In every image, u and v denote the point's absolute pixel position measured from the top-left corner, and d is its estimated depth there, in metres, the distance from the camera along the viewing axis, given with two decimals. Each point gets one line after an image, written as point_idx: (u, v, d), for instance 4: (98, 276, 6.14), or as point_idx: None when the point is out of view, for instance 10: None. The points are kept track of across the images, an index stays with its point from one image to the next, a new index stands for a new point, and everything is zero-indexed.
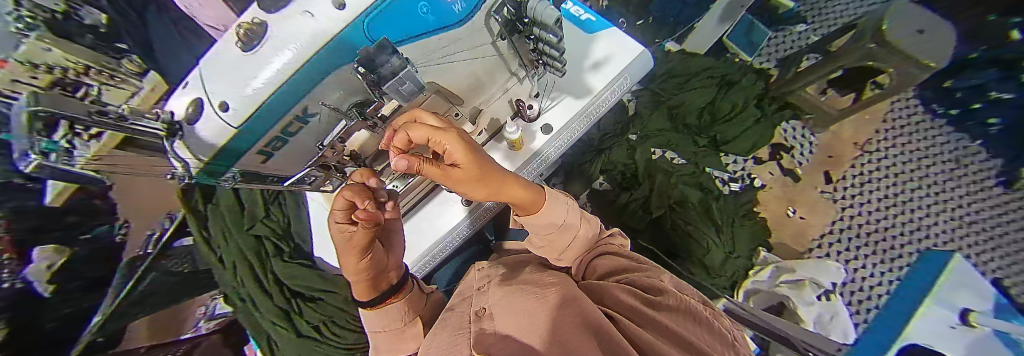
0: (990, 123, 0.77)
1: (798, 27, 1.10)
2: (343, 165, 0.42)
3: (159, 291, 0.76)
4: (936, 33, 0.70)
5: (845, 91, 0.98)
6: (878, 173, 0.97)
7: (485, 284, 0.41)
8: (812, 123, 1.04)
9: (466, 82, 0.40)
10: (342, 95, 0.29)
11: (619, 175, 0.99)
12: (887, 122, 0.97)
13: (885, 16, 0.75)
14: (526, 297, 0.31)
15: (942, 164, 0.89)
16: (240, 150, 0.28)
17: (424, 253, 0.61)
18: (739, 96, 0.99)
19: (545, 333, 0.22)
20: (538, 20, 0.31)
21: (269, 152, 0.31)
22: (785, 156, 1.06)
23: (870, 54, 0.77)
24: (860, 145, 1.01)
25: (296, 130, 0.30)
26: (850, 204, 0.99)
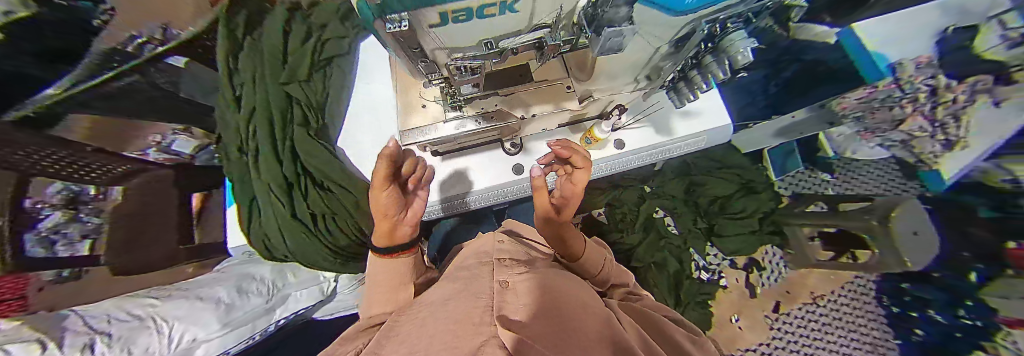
0: (916, 331, 0.85)
1: (822, 174, 1.04)
2: (447, 86, 0.34)
3: (131, 96, 0.52)
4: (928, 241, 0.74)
5: (832, 247, 0.95)
6: (813, 325, 0.99)
7: (502, 261, 0.33)
8: (790, 257, 1.03)
9: (613, 67, 0.37)
10: (552, 4, 0.21)
11: (621, 214, 1.00)
12: (844, 286, 1.01)
13: (897, 206, 0.78)
14: (563, 295, 0.24)
15: (863, 339, 0.94)
16: (437, 1, 0.17)
17: (438, 202, 0.57)
18: (749, 204, 0.98)
19: (587, 344, 0.15)
20: (724, 48, 0.29)
21: (447, 23, 0.21)
22: (755, 272, 1.05)
23: (868, 227, 0.83)
24: (813, 295, 1.02)
25: (490, 18, 0.21)
26: (781, 337, 0.99)
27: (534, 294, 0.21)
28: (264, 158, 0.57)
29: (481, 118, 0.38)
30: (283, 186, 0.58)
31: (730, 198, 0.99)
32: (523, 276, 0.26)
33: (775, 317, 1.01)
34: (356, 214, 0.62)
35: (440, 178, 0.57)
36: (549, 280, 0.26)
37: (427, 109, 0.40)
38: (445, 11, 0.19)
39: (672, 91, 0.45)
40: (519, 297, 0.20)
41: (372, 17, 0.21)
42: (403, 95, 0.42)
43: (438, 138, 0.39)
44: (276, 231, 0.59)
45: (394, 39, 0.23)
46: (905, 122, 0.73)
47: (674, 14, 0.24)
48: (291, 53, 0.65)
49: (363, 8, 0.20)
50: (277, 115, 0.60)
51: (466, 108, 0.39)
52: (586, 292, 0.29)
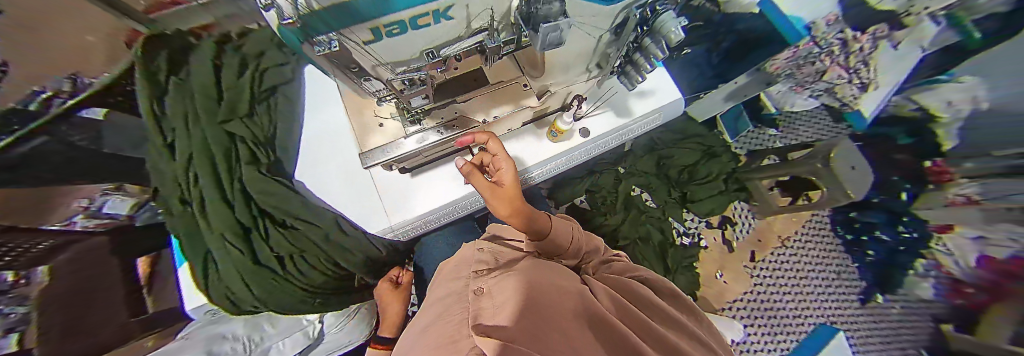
0: (869, 253, 1.01)
1: (769, 130, 1.17)
2: (400, 102, 0.33)
3: (47, 159, 0.43)
4: (862, 173, 0.85)
5: (788, 193, 1.06)
6: (786, 265, 1.08)
7: (483, 269, 0.33)
8: (756, 209, 1.12)
9: (562, 61, 0.38)
10: (487, 6, 0.20)
11: (601, 198, 1.03)
12: (806, 226, 1.11)
13: (835, 148, 0.88)
14: (543, 283, 0.25)
15: (829, 270, 1.06)
16: (363, 17, 0.16)
17: (415, 219, 0.55)
18: (714, 168, 1.05)
19: (556, 328, 0.17)
20: (658, 29, 0.31)
21: (381, 37, 0.19)
22: (729, 228, 1.13)
23: (814, 171, 0.91)
24: (782, 239, 1.11)
25: (426, 27, 0.20)
26: (762, 282, 1.07)
27: (511, 291, 0.22)
28: (211, 207, 0.52)
29: (443, 127, 0.38)
30: (238, 234, 0.53)
31: (695, 165, 1.06)
32: (500, 277, 0.27)
33: (753, 266, 1.09)
34: (327, 249, 0.59)
35: (413, 195, 0.55)
36: (528, 271, 0.28)
37: (385, 126, 0.39)
38: (376, 27, 0.17)
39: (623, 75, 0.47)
40: (495, 297, 0.22)
41: (298, 42, 0.19)
42: (355, 116, 0.39)
43: (403, 156, 0.38)
44: (239, 283, 0.55)
45: (328, 59, 0.22)
46: (827, 72, 0.81)
47: (605, 4, 0.25)
48: (226, 88, 0.60)
49: (284, 31, 0.18)
50: (218, 157, 0.54)
51: (427, 120, 0.38)
52: (565, 274, 0.31)
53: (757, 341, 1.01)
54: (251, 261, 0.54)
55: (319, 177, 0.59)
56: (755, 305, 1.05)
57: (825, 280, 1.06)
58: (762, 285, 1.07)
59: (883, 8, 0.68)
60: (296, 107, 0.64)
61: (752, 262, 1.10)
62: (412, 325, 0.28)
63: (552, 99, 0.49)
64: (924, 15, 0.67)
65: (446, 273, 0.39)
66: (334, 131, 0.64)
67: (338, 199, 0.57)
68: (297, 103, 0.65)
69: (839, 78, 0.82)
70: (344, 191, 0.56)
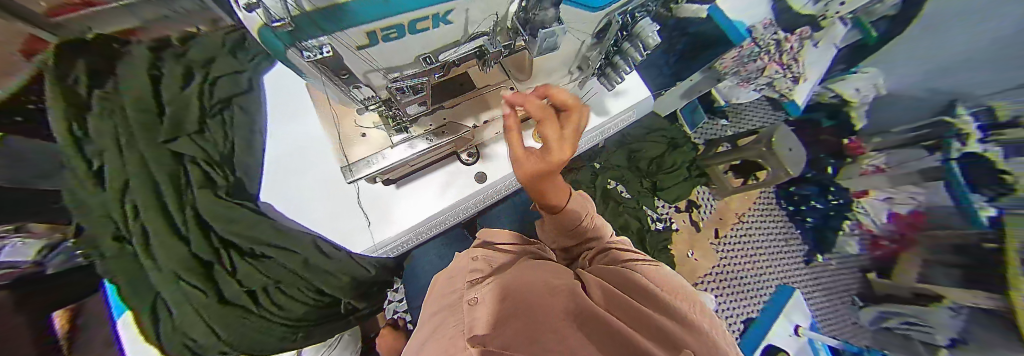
0: (807, 219, 1.18)
1: (720, 121, 1.31)
2: (388, 109, 0.32)
3: None
4: (797, 153, 0.99)
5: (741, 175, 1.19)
6: (743, 238, 1.22)
7: (478, 277, 0.33)
8: (715, 192, 1.24)
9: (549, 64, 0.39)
10: (485, 15, 0.22)
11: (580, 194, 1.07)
12: (757, 202, 1.25)
13: (775, 133, 1.01)
14: (534, 285, 0.26)
15: (778, 238, 1.21)
16: (357, 19, 0.16)
17: (404, 232, 0.52)
18: (678, 157, 1.15)
19: (542, 330, 0.17)
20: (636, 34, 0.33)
21: (378, 43, 0.19)
22: (695, 211, 1.24)
23: (760, 154, 1.03)
24: (739, 216, 1.24)
25: (424, 33, 0.20)
26: (725, 255, 1.19)
27: (500, 302, 0.23)
28: (155, 241, 0.45)
29: (431, 135, 0.37)
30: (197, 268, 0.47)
31: (662, 155, 1.15)
32: (492, 286, 0.27)
33: (717, 243, 1.21)
34: (306, 276, 0.53)
35: (399, 206, 0.52)
36: (514, 280, 0.28)
37: (368, 136, 0.37)
38: (372, 31, 0.17)
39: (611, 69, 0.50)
40: (486, 309, 0.22)
41: (284, 50, 0.18)
42: (335, 127, 0.38)
43: (388, 167, 0.36)
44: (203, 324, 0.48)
45: (314, 66, 0.21)
46: (766, 69, 0.94)
47: (594, 10, 0.30)
48: (168, 102, 0.51)
49: (265, 38, 0.17)
50: (167, 184, 0.47)
51: (413, 128, 0.37)
52: (557, 272, 0.31)
53: (725, 308, 1.12)
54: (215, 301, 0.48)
55: (285, 197, 0.52)
56: (721, 277, 1.17)
57: (775, 247, 1.20)
58: (725, 259, 1.19)
59: (807, 12, 0.84)
60: (253, 123, 0.57)
61: (717, 239, 1.21)
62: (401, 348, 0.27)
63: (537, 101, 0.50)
64: (836, 19, 0.85)
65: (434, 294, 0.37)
66: (296, 144, 0.56)
67: (313, 219, 0.51)
68: (258, 116, 0.58)
69: (777, 74, 0.95)
70: (320, 210, 0.51)
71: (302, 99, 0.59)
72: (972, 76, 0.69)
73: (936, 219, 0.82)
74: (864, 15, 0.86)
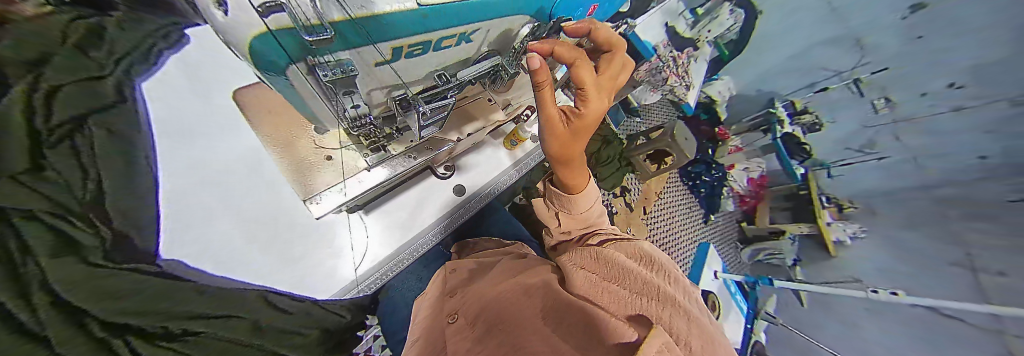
0: (701, 190, 1.47)
1: (636, 118, 1.56)
2: (379, 134, 0.31)
3: None
4: (688, 143, 1.26)
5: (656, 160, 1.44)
6: (662, 212, 1.42)
7: (460, 297, 0.35)
8: (640, 176, 1.46)
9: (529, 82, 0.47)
10: (488, 37, 0.27)
11: None
12: (669, 180, 1.49)
13: (675, 128, 1.25)
14: (514, 289, 0.29)
15: (685, 207, 1.46)
16: (391, 35, 0.17)
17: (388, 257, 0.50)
18: (611, 150, 1.33)
19: (528, 336, 0.21)
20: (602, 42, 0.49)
21: (397, 59, 0.20)
22: (628, 194, 1.41)
23: (667, 145, 1.25)
24: (658, 194, 1.46)
25: (442, 50, 0.23)
26: (653, 229, 1.37)
27: (490, 320, 0.25)
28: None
29: (413, 151, 0.37)
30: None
31: (599, 151, 1.32)
32: (478, 302, 0.30)
33: (647, 219, 1.39)
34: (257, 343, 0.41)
35: (378, 228, 0.51)
36: (494, 291, 0.31)
37: (336, 158, 0.33)
38: (401, 46, 0.18)
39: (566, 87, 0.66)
40: (480, 328, 0.25)
41: (282, 70, 0.15)
42: (286, 151, 0.32)
43: (366, 191, 0.34)
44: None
45: (317, 86, 0.18)
46: (668, 78, 1.23)
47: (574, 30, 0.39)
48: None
49: (264, 64, 0.14)
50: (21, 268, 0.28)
51: (391, 145, 0.35)
52: (534, 270, 0.35)
53: None
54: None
55: (222, 237, 0.44)
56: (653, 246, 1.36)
57: (685, 215, 1.45)
58: (653, 235, 1.38)
59: (689, 34, 1.21)
60: (139, 161, 0.43)
61: (646, 216, 1.39)
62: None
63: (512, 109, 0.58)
64: (706, 41, 1.24)
65: (423, 328, 0.36)
66: (231, 170, 0.49)
67: (266, 267, 0.45)
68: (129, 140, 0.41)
69: (676, 83, 1.24)
70: (272, 255, 0.45)
71: (239, 128, 0.53)
72: (781, 79, 1.10)
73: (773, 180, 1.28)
74: (718, 39, 1.21)
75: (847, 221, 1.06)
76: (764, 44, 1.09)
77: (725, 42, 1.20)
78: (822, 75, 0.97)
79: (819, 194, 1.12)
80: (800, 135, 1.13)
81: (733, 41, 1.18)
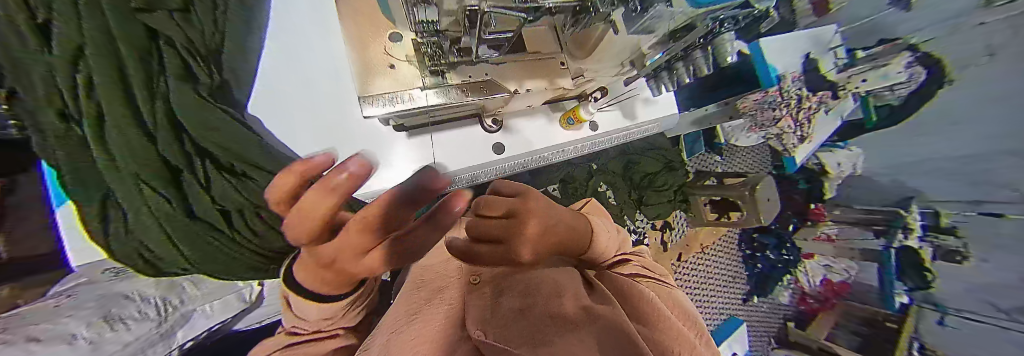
0: (757, 264, 1.22)
1: (716, 157, 1.31)
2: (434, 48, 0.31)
3: None
4: (771, 204, 1.04)
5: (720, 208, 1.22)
6: (699, 267, 1.23)
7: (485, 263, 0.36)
8: (691, 219, 1.26)
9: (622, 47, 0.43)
10: None
11: (572, 189, 1.08)
12: (723, 236, 1.27)
13: (761, 181, 1.04)
14: (545, 281, 0.28)
15: (730, 274, 1.24)
16: None
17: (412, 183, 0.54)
18: (669, 178, 1.16)
19: (554, 334, 0.20)
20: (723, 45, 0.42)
21: None
22: (669, 232, 1.24)
23: (740, 196, 1.05)
24: (704, 247, 1.25)
25: None
26: (680, 280, 1.19)
27: (515, 305, 0.25)
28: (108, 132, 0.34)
29: (467, 88, 0.34)
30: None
31: (656, 174, 1.16)
32: (504, 280, 0.30)
33: (676, 265, 1.21)
34: None
35: (422, 154, 0.55)
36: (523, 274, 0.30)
37: (398, 69, 0.34)
38: None
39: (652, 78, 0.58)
40: (504, 305, 0.26)
41: None
42: (357, 50, 0.34)
43: (410, 110, 0.33)
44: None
45: None
46: (781, 120, 1.02)
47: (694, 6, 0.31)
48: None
49: None
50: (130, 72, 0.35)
51: (450, 74, 0.35)
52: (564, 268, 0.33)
53: None
54: (183, 212, 0.40)
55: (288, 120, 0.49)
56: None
57: (726, 282, 1.23)
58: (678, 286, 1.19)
59: (833, 77, 0.99)
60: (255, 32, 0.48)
61: (679, 261, 1.22)
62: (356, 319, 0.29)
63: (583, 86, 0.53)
64: (852, 94, 1.00)
65: (433, 276, 0.38)
66: (312, 64, 0.53)
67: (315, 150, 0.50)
68: None
69: (787, 127, 1.03)
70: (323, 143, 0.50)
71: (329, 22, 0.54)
72: (937, 181, 0.87)
73: (856, 293, 1.07)
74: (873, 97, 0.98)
75: None
76: (928, 129, 0.88)
77: (879, 104, 0.98)
78: (1003, 196, 0.76)
79: (912, 335, 0.95)
80: (925, 256, 0.91)
81: (892, 107, 0.95)
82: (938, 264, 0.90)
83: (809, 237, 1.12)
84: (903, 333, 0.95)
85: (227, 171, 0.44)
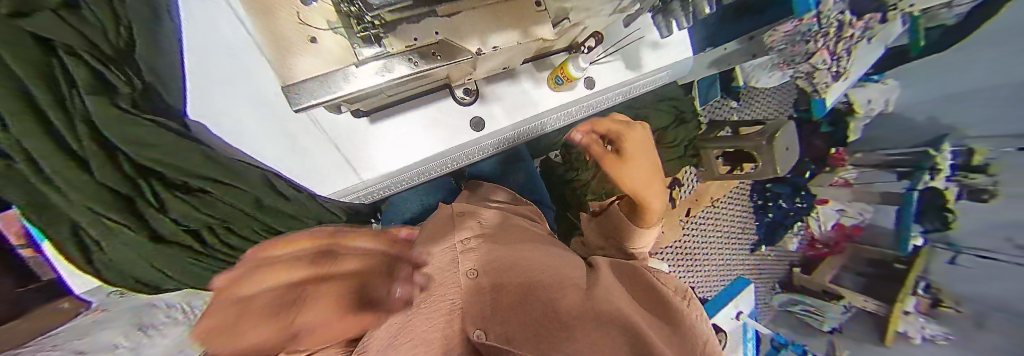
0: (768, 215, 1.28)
1: (732, 103, 1.22)
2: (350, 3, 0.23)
3: None
4: (789, 153, 0.97)
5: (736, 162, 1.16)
6: (707, 221, 1.27)
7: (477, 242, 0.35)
8: (701, 174, 1.23)
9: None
10: None
11: (576, 154, 1.02)
12: (736, 188, 1.29)
13: (780, 129, 0.94)
14: (547, 276, 0.30)
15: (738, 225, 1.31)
16: None
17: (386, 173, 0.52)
18: (678, 133, 1.07)
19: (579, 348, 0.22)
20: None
21: None
22: (678, 189, 1.22)
23: (756, 146, 0.97)
24: (713, 201, 1.28)
25: None
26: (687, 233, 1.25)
27: (524, 303, 0.26)
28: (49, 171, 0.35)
29: (415, 55, 0.28)
30: (122, 188, 0.39)
31: (665, 129, 1.07)
32: (505, 269, 0.30)
33: (686, 221, 1.25)
34: (256, 215, 0.49)
35: (377, 142, 0.51)
36: (520, 266, 0.30)
37: (321, 43, 0.31)
38: None
39: (660, 12, 0.51)
40: (514, 303, 0.27)
41: None
42: (266, 21, 0.30)
43: (352, 92, 0.29)
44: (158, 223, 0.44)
45: None
46: (815, 55, 0.86)
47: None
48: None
49: None
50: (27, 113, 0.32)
51: (389, 39, 0.27)
52: (559, 256, 0.35)
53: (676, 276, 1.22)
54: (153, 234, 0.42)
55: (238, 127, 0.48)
56: (677, 249, 1.25)
57: (734, 232, 1.31)
58: (684, 238, 1.26)
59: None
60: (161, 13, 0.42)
61: (686, 217, 1.24)
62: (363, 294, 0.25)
63: (569, 32, 0.45)
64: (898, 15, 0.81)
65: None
66: (245, 59, 0.49)
67: (259, 148, 0.47)
68: None
69: (821, 63, 0.88)
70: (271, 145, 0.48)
71: None
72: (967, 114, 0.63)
73: (868, 236, 1.13)
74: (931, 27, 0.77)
75: (932, 319, 0.92)
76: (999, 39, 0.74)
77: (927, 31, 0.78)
78: None
79: (920, 276, 0.98)
80: None
81: (944, 28, 0.84)
82: (962, 204, 0.89)
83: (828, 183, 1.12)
84: (911, 274, 0.98)
85: (179, 189, 0.43)
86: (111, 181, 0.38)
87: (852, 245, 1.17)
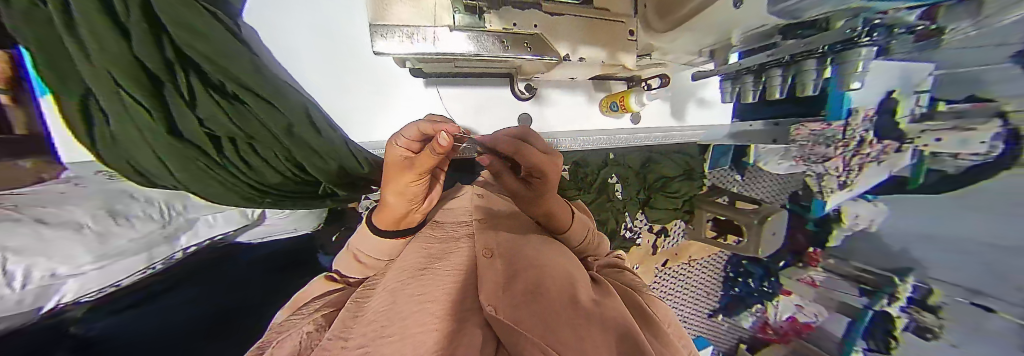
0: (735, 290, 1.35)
1: (736, 175, 1.25)
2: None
3: None
4: (773, 238, 1.02)
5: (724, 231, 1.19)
6: (679, 276, 1.32)
7: (488, 224, 0.36)
8: (688, 231, 1.26)
9: (719, 19, 0.44)
10: None
11: (582, 175, 1.05)
12: (714, 253, 1.36)
13: (773, 214, 1.00)
14: (559, 276, 0.30)
15: (705, 288, 1.38)
16: None
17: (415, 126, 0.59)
18: (681, 186, 1.12)
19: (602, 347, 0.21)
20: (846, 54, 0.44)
21: None
22: (663, 237, 1.26)
23: (747, 222, 1.01)
24: (690, 259, 1.32)
25: None
26: (658, 281, 1.29)
27: (535, 290, 0.26)
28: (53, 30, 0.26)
29: (507, 39, 0.31)
30: (158, 68, 0.31)
31: (672, 179, 1.12)
32: (517, 258, 0.30)
33: (660, 269, 1.29)
34: (285, 142, 0.45)
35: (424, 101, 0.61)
36: (533, 261, 0.31)
37: None
38: None
39: (733, 80, 0.67)
40: (525, 285, 0.26)
41: None
42: None
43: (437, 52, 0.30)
44: (183, 121, 0.36)
45: None
46: (830, 160, 0.89)
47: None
48: None
49: None
50: None
51: (489, 16, 0.30)
52: (568, 261, 0.35)
53: None
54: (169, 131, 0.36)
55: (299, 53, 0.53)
56: None
57: (699, 293, 1.37)
58: (654, 285, 1.28)
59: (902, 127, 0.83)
60: None
61: (662, 265, 1.28)
62: (401, 205, 0.29)
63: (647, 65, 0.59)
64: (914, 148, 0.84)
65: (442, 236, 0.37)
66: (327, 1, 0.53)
67: (307, 78, 0.55)
68: None
69: (834, 169, 0.91)
70: (326, 74, 0.56)
71: None
72: None
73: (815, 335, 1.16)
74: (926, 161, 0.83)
75: None
76: (973, 207, 0.77)
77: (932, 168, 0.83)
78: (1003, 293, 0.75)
79: None
80: None
81: (943, 174, 0.81)
82: (907, 335, 0.94)
83: (796, 277, 1.17)
84: None
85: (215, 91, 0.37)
86: (151, 59, 0.30)
87: (798, 340, 1.21)
